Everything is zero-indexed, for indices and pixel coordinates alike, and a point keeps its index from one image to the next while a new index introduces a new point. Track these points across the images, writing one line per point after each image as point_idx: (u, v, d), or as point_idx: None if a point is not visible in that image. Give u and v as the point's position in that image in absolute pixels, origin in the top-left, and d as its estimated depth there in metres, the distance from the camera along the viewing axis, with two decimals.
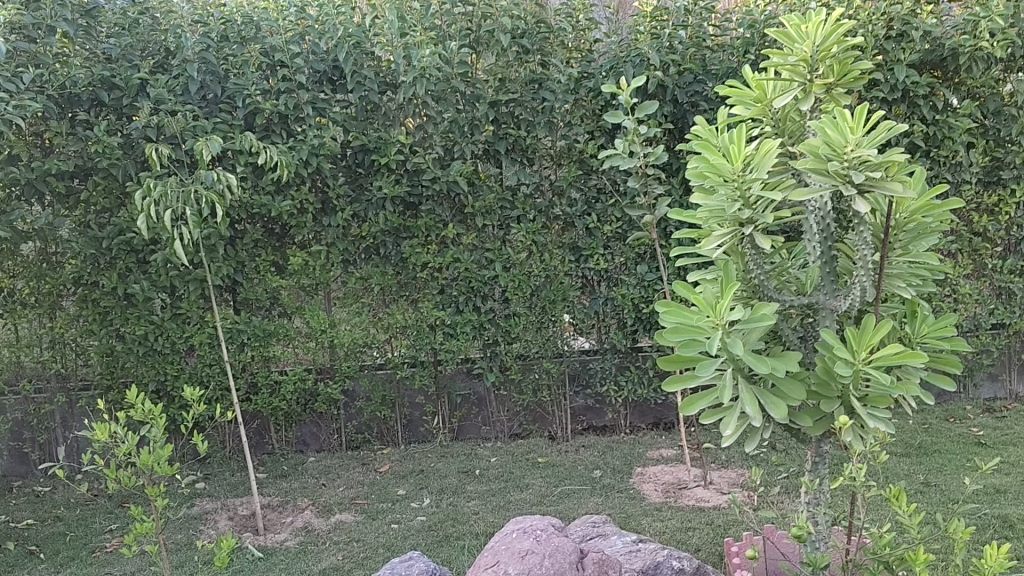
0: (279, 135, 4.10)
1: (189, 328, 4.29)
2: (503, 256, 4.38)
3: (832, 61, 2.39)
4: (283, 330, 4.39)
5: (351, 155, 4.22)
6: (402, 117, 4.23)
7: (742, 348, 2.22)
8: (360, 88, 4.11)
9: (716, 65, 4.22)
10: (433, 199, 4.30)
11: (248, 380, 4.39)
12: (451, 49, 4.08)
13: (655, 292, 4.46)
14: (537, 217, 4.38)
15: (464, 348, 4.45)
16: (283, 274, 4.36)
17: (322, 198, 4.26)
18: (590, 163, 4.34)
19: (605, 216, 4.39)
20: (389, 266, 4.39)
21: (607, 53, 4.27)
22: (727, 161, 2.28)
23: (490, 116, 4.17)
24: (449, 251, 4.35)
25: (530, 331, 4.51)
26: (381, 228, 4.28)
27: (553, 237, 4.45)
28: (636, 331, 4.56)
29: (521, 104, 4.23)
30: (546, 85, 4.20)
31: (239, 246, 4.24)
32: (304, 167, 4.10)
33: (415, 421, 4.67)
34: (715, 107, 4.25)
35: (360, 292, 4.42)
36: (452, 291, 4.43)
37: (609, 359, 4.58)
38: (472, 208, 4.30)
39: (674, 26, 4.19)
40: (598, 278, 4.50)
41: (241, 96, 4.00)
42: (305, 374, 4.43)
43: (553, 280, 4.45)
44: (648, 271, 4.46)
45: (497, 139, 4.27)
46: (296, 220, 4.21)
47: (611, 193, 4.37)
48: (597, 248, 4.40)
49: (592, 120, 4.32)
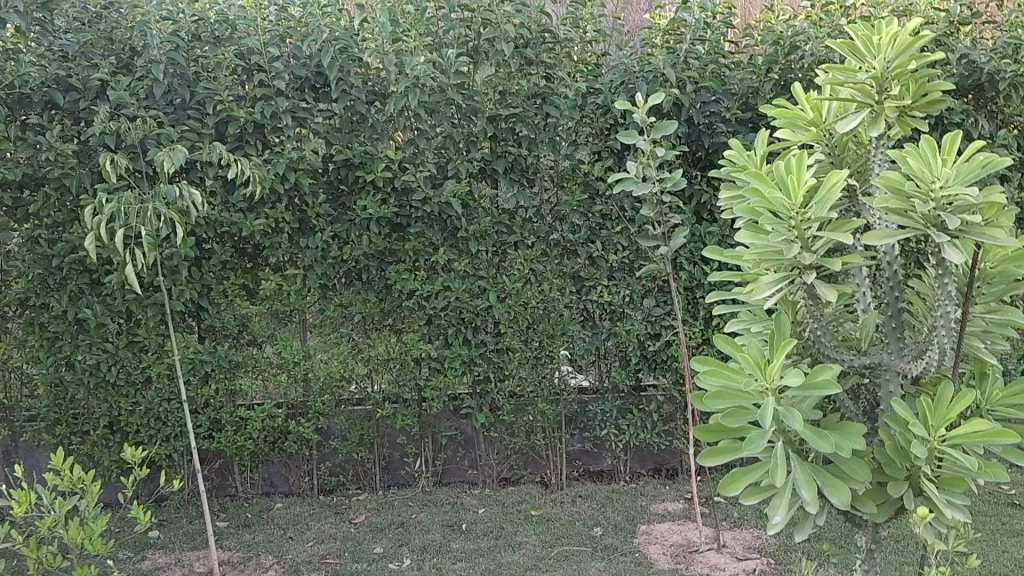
0: (253, 145, 3.68)
1: (147, 357, 3.88)
2: (497, 286, 3.98)
3: (907, 79, 2.06)
4: (253, 362, 3.98)
5: (333, 170, 3.82)
6: (392, 131, 3.84)
7: (800, 422, 1.86)
8: (346, 97, 3.72)
9: (735, 84, 3.87)
10: (423, 221, 3.90)
11: (211, 416, 4.00)
12: (448, 58, 3.69)
13: (663, 329, 4.05)
14: (536, 243, 3.99)
15: (452, 385, 4.04)
16: (254, 300, 3.96)
17: (300, 216, 3.86)
18: (596, 186, 3.96)
19: (611, 244, 4.01)
20: (372, 293, 3.98)
21: (616, 68, 3.90)
22: (783, 195, 1.92)
23: (489, 131, 3.78)
24: (438, 279, 3.94)
25: (525, 369, 4.11)
26: (364, 252, 3.87)
27: (553, 264, 4.05)
28: (640, 370, 4.14)
29: (523, 121, 3.84)
30: (550, 100, 3.83)
31: (206, 268, 3.84)
32: (280, 183, 3.70)
33: (394, 464, 4.28)
34: (734, 128, 3.87)
35: (338, 321, 4.02)
36: (441, 322, 4.02)
37: (609, 400, 4.18)
38: (465, 232, 3.90)
39: (691, 41, 3.84)
40: (601, 311, 4.11)
41: (211, 102, 3.59)
42: (274, 410, 4.02)
43: (551, 313, 4.05)
44: (656, 305, 4.06)
45: (496, 157, 3.88)
46: (270, 240, 3.81)
47: (617, 218, 3.98)
48: (601, 279, 4.00)
49: (598, 140, 3.94)
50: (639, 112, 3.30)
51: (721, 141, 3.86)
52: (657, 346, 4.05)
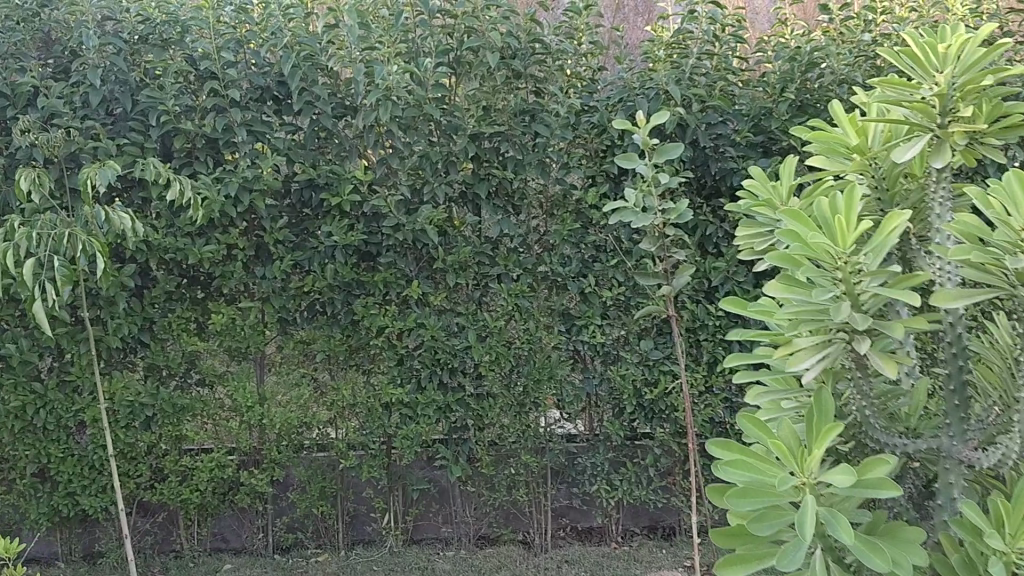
0: (203, 163, 3.26)
1: (80, 399, 3.44)
2: (478, 323, 3.54)
3: (977, 99, 1.70)
4: (202, 404, 3.58)
5: (295, 191, 3.41)
6: (361, 148, 3.39)
7: (851, 535, 1.46)
8: (309, 111, 3.31)
9: (745, 103, 3.47)
10: (395, 250, 3.46)
11: (153, 464, 3.59)
12: (424, 67, 3.27)
13: (662, 375, 3.62)
14: (522, 276, 3.55)
15: (424, 434, 3.60)
16: (205, 335, 3.56)
17: (257, 243, 3.45)
18: (588, 215, 3.53)
19: (605, 280, 3.57)
20: (335, 330, 3.55)
21: (614, 84, 3.50)
22: (827, 239, 1.52)
23: (470, 152, 3.35)
24: (411, 315, 3.51)
25: (507, 416, 3.66)
26: (328, 283, 3.44)
27: (540, 300, 3.61)
28: (635, 420, 3.72)
29: (509, 140, 3.41)
30: (540, 118, 3.41)
31: (149, 300, 3.42)
32: (233, 205, 3.28)
33: (360, 518, 3.87)
34: (744, 153, 3.47)
35: (298, 360, 3.61)
36: (413, 363, 3.58)
37: (601, 452, 3.74)
38: (442, 263, 3.46)
39: (698, 55, 3.44)
40: (594, 354, 3.65)
41: (155, 113, 3.16)
42: (225, 459, 3.62)
43: (538, 355, 3.60)
44: (655, 348, 3.63)
45: (478, 180, 3.45)
46: (221, 268, 3.40)
47: (613, 250, 3.55)
48: (594, 318, 3.56)
49: (593, 163, 3.52)
50: (643, 130, 2.89)
51: (731, 167, 3.44)
52: (655, 395, 3.60)
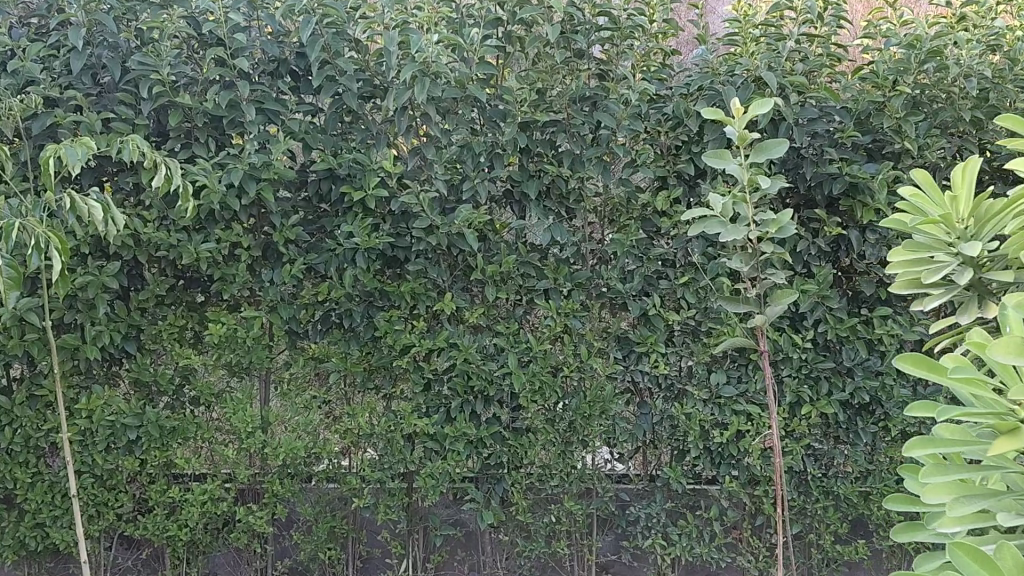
0: (203, 145, 2.75)
1: (52, 416, 2.94)
2: (520, 346, 3.00)
3: None
4: (195, 426, 3.07)
5: (312, 183, 2.89)
6: (391, 135, 2.87)
7: None
8: (330, 88, 2.78)
9: (850, 96, 2.92)
10: (426, 256, 2.93)
11: (136, 492, 3.09)
12: (470, 39, 2.73)
13: (735, 416, 3.06)
14: (574, 292, 3.00)
15: (452, 473, 3.08)
16: (201, 347, 3.05)
17: (265, 242, 2.94)
18: (656, 223, 2.95)
19: (672, 300, 3.01)
20: (353, 347, 3.03)
21: (691, 70, 2.95)
22: None
23: (522, 143, 2.78)
24: (442, 333, 2.98)
25: (549, 455, 3.12)
26: (346, 293, 2.92)
27: (594, 321, 3.07)
28: (698, 465, 3.16)
29: (567, 130, 2.85)
30: (605, 106, 2.85)
31: (136, 303, 2.91)
32: (237, 197, 2.76)
33: (373, 563, 3.35)
34: (846, 156, 2.91)
35: (308, 380, 3.10)
36: (442, 389, 3.06)
37: (658, 501, 3.18)
38: (480, 274, 2.93)
39: (795, 38, 2.87)
40: (656, 386, 3.10)
41: (147, 83, 2.65)
42: (220, 490, 3.11)
43: (588, 385, 3.07)
44: (726, 383, 3.07)
45: (527, 177, 2.89)
46: (221, 271, 2.89)
47: (683, 265, 2.98)
48: (658, 344, 3.00)
49: (665, 162, 2.91)
50: (742, 118, 2.32)
51: (829, 172, 2.89)
52: (726, 438, 3.04)
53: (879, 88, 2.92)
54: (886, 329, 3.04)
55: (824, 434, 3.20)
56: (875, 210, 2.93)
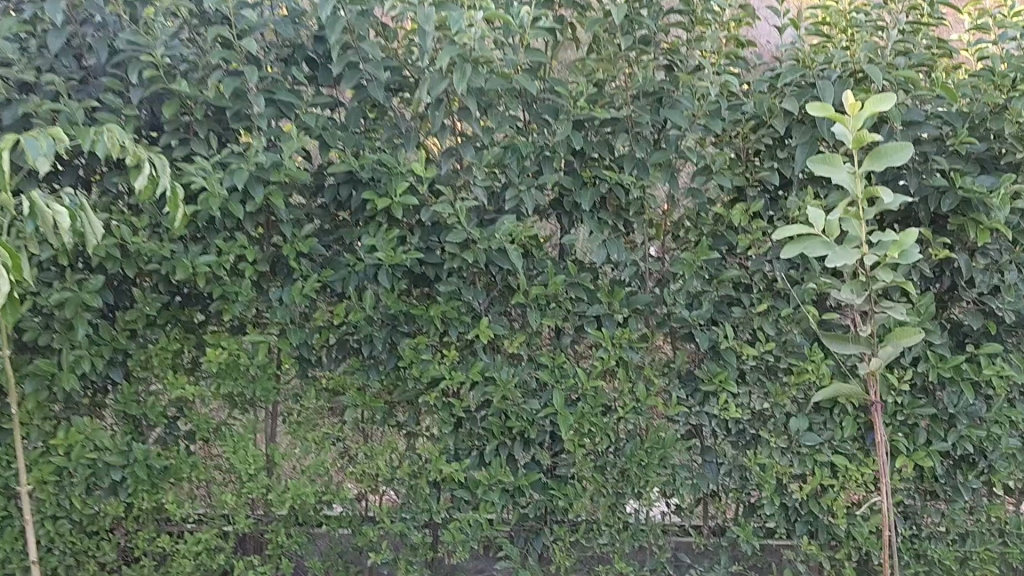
0: (203, 141, 2.34)
1: (24, 452, 2.55)
2: (566, 382, 2.57)
3: None
4: (189, 466, 2.66)
5: (330, 187, 2.48)
6: (422, 133, 2.45)
7: None
8: (353, 77, 2.37)
9: (964, 96, 2.47)
10: (460, 275, 2.51)
11: (122, 539, 2.70)
12: (519, 21, 2.30)
13: (817, 467, 2.64)
14: (632, 320, 2.57)
15: (484, 526, 2.66)
16: (199, 374, 2.64)
17: (273, 255, 2.54)
18: (730, 240, 2.52)
19: (746, 331, 2.58)
20: (373, 379, 2.61)
21: (774, 62, 2.52)
22: None
23: (577, 144, 2.35)
24: (477, 364, 2.55)
25: (598, 508, 2.69)
26: (366, 316, 2.51)
27: (653, 354, 2.64)
28: (770, 522, 2.73)
29: (630, 131, 2.42)
30: (677, 102, 2.41)
31: (122, 324, 2.51)
32: (241, 202, 2.36)
33: None
34: (957, 167, 2.48)
35: (321, 415, 2.69)
36: (475, 430, 2.63)
37: (722, 563, 2.75)
38: (523, 297, 2.50)
39: (900, 27, 2.47)
40: (724, 431, 2.66)
41: (137, 66, 2.25)
42: (219, 539, 2.72)
43: (646, 428, 2.63)
44: (808, 430, 2.64)
45: (580, 185, 2.45)
46: (222, 288, 2.48)
47: (760, 290, 2.55)
48: (729, 382, 2.57)
49: (742, 169, 2.48)
50: (862, 116, 1.92)
51: (937, 185, 2.47)
52: (806, 494, 2.64)
53: (999, 89, 2.46)
54: (995, 370, 2.57)
55: (917, 489, 2.75)
56: (991, 230, 2.48)
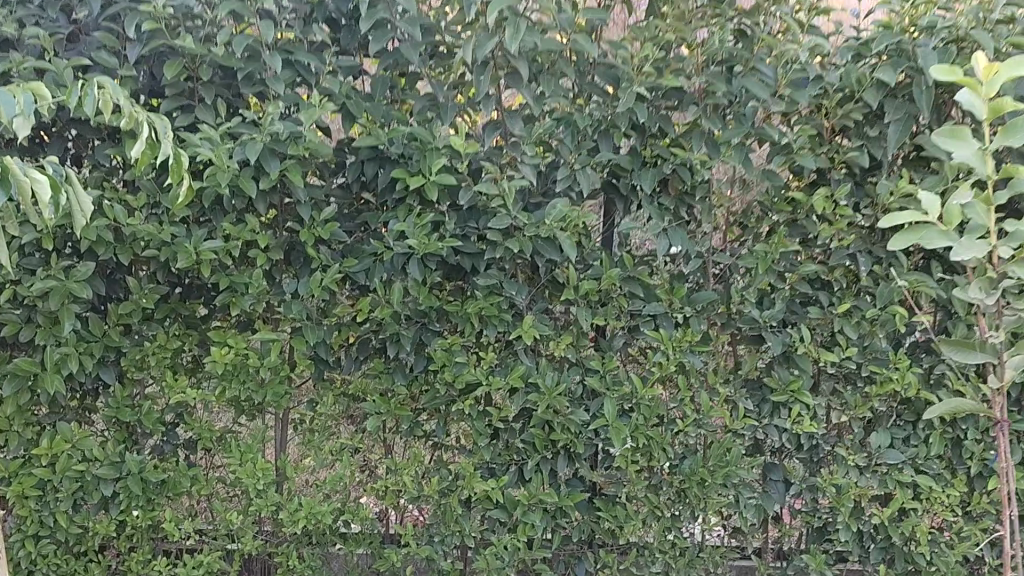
0: (209, 108, 2.04)
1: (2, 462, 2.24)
2: (619, 390, 2.26)
3: None
4: (190, 479, 2.36)
5: (354, 165, 2.17)
6: (461, 103, 2.14)
7: None
8: (384, 36, 2.05)
9: None
10: (502, 267, 2.20)
11: (114, 561, 2.39)
12: None
13: (899, 488, 2.34)
14: (695, 321, 2.27)
15: (522, 551, 2.36)
16: (202, 377, 2.34)
17: (288, 242, 2.23)
18: (808, 231, 2.22)
19: (825, 334, 2.29)
20: (399, 384, 2.30)
21: (863, 29, 2.21)
22: None
23: (640, 117, 2.04)
24: (518, 368, 2.25)
25: (650, 531, 2.39)
26: (393, 313, 2.20)
27: (716, 359, 2.34)
28: (842, 549, 2.43)
29: (700, 103, 2.11)
30: (754, 70, 2.10)
31: (115, 318, 2.20)
32: (252, 179, 2.05)
33: None
34: None
35: (338, 422, 2.39)
36: (514, 442, 2.33)
37: None
38: (572, 292, 2.19)
39: None
40: (795, 447, 2.36)
41: (135, 19, 1.94)
42: (223, 562, 2.42)
43: (706, 443, 2.33)
44: (890, 447, 2.35)
45: (641, 166, 2.15)
46: (230, 278, 2.17)
47: (841, 289, 2.26)
48: (803, 393, 2.27)
49: (826, 149, 2.17)
50: (996, 83, 1.62)
51: None
52: (886, 518, 2.34)
53: None
54: None
55: None
56: None
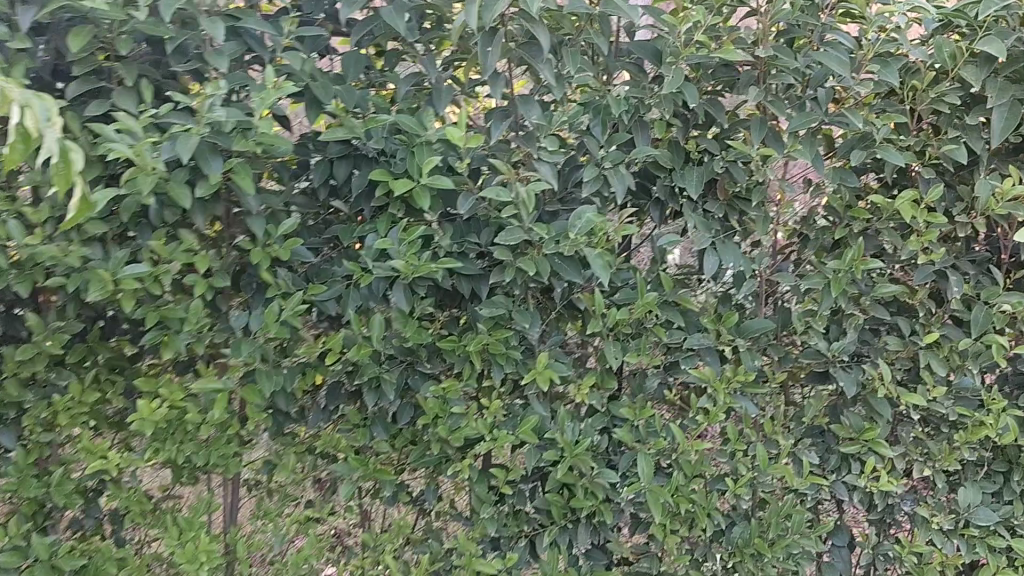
0: (131, 92, 1.57)
1: None
2: (654, 444, 1.81)
3: None
4: (116, 563, 1.87)
5: (321, 164, 1.71)
6: (456, 88, 1.71)
7: None
8: None
9: None
10: (509, 292, 1.76)
11: None
12: None
13: (991, 554, 1.93)
14: (748, 356, 1.83)
15: None
16: (131, 434, 1.87)
17: (237, 263, 1.77)
18: (884, 242, 1.81)
19: (903, 369, 1.88)
20: (379, 440, 1.83)
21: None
22: None
23: (689, 100, 1.60)
24: (527, 417, 1.81)
25: None
26: (373, 353, 1.73)
27: (772, 398, 1.91)
28: None
29: (759, 85, 1.68)
30: (826, 43, 1.68)
31: (13, 366, 1.70)
32: (187, 182, 1.57)
33: None
34: None
35: (304, 485, 1.94)
36: (526, 509, 1.89)
37: None
38: (598, 324, 1.74)
39: None
40: (866, 507, 1.94)
41: None
42: None
43: (759, 505, 1.91)
44: (981, 504, 1.91)
45: (683, 163, 1.72)
46: (161, 311, 1.69)
47: (925, 312, 1.85)
48: (881, 443, 1.84)
49: (910, 142, 1.76)
50: None
51: None
52: None
53: None
54: None
55: None
56: None
